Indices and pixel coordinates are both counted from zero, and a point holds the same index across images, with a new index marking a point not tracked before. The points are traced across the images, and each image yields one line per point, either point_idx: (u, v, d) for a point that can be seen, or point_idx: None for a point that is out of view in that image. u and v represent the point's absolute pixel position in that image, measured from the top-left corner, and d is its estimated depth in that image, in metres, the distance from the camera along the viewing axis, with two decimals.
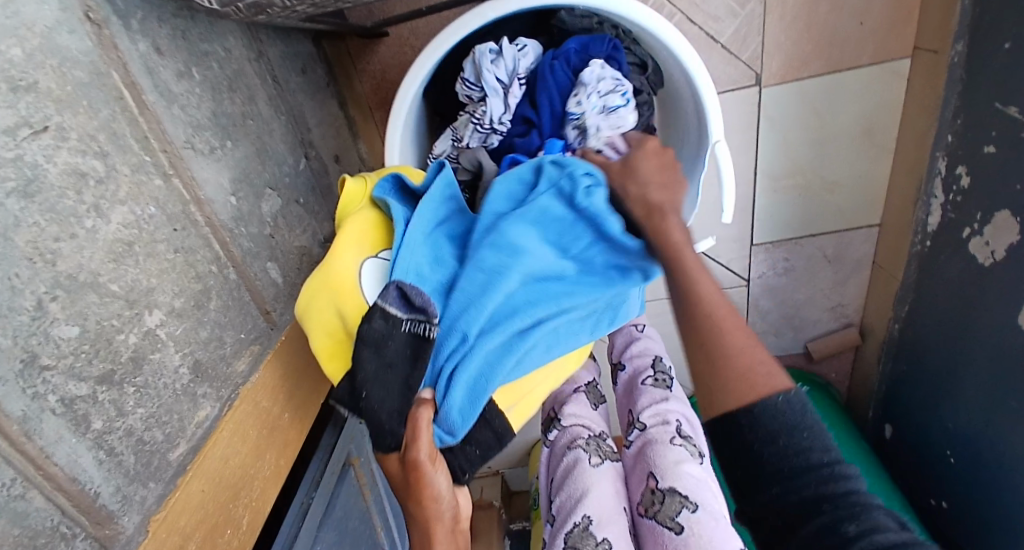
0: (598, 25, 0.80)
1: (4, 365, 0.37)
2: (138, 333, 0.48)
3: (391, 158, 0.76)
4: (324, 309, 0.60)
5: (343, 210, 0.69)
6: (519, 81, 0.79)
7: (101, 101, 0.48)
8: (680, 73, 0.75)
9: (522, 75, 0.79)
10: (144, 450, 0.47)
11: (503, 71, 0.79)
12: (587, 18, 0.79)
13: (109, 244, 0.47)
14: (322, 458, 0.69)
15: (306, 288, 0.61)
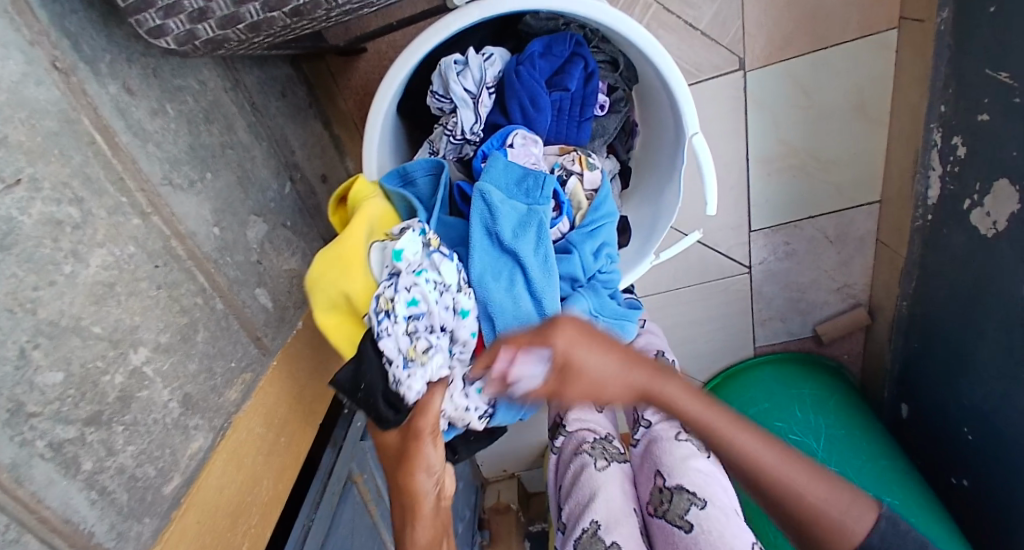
0: (565, 25, 0.81)
1: None
2: (124, 372, 0.49)
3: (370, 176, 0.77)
4: (332, 284, 0.62)
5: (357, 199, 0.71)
6: (487, 89, 0.79)
7: (73, 147, 0.49)
8: (651, 71, 0.75)
9: (490, 84, 0.79)
10: (137, 486, 0.48)
11: (471, 81, 0.78)
12: (552, 20, 0.80)
13: (90, 287, 0.48)
14: (324, 477, 0.70)
15: (317, 259, 0.63)
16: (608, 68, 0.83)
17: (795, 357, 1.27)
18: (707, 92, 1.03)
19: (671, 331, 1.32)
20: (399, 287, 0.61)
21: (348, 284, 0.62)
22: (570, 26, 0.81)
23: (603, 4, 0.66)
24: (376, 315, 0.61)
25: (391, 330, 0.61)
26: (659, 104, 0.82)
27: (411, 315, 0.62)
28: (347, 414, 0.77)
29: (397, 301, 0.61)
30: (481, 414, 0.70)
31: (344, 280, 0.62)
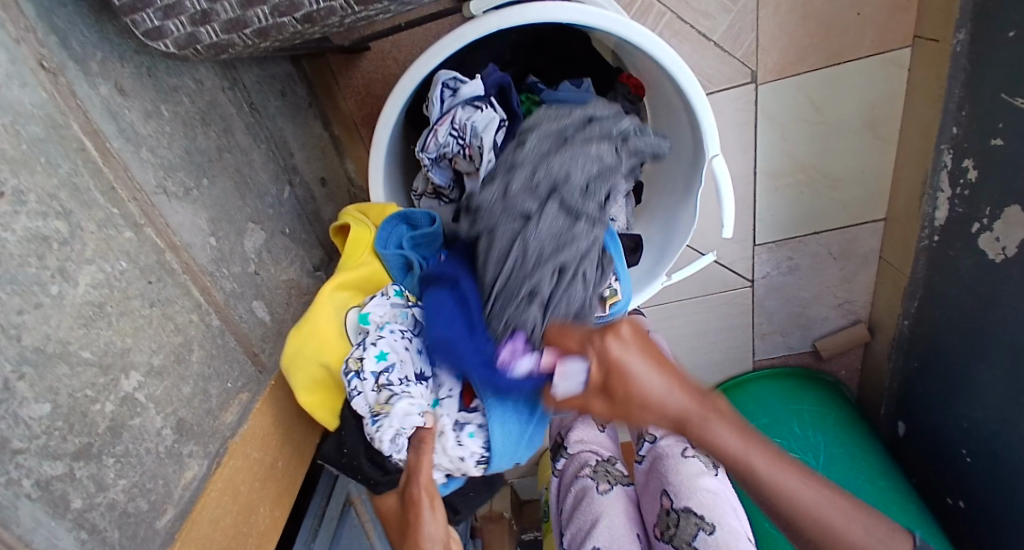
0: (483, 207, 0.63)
1: None
2: (115, 400, 0.46)
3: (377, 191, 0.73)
4: (308, 354, 0.59)
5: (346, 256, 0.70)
6: (446, 128, 0.72)
7: (61, 155, 0.46)
8: (674, 91, 0.73)
9: (451, 124, 0.71)
10: (128, 522, 0.45)
11: (441, 110, 0.72)
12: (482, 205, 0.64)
13: (78, 308, 0.44)
14: (322, 501, 0.66)
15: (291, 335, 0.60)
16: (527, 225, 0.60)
17: (793, 373, 1.26)
18: (719, 104, 1.01)
19: (670, 342, 1.31)
20: (366, 344, 0.59)
21: (323, 338, 0.60)
22: (527, 158, 0.63)
23: (647, 29, 0.64)
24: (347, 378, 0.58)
25: (362, 388, 0.57)
26: (675, 123, 0.80)
27: (383, 369, 0.58)
28: None
29: (365, 356, 0.58)
30: (478, 461, 0.65)
31: (322, 335, 0.60)
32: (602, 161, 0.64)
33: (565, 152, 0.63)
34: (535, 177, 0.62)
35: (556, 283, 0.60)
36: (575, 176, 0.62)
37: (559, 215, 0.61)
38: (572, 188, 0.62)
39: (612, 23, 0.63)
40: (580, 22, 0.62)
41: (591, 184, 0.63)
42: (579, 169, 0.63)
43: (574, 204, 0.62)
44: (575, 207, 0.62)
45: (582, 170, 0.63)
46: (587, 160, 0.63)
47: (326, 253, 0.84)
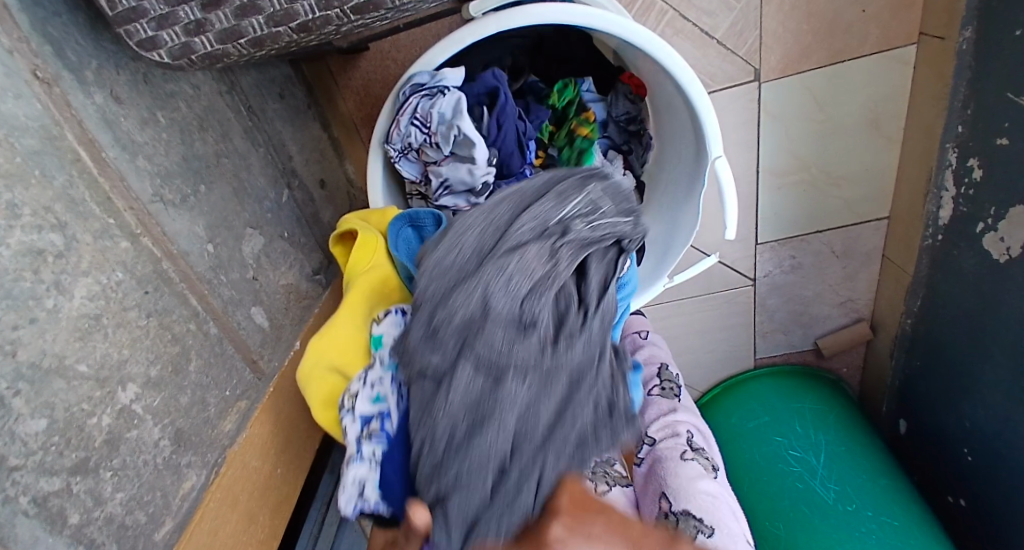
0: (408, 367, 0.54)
1: None
2: (113, 412, 0.46)
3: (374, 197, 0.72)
4: (329, 365, 0.61)
5: (355, 264, 0.68)
6: (409, 118, 0.68)
7: (56, 167, 0.45)
8: (675, 90, 0.72)
9: (414, 114, 0.67)
10: (127, 534, 0.45)
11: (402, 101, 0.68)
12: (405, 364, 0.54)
13: (74, 322, 0.44)
14: (320, 508, 0.68)
15: (313, 345, 0.61)
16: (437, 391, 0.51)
17: (793, 370, 1.26)
18: (721, 103, 1.00)
19: (671, 341, 1.31)
20: (366, 382, 0.58)
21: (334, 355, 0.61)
22: (427, 302, 0.54)
23: (649, 28, 0.63)
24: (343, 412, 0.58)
25: (349, 424, 0.57)
26: (677, 122, 0.79)
27: (374, 413, 0.57)
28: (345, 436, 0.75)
29: (359, 395, 0.57)
30: None
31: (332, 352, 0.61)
32: (525, 277, 0.52)
33: (467, 285, 0.52)
34: (436, 326, 0.52)
35: (499, 451, 0.50)
36: (500, 312, 0.51)
37: (475, 375, 0.50)
38: (490, 325, 0.51)
39: (612, 25, 0.62)
40: (581, 22, 0.61)
41: (520, 309, 0.52)
42: (493, 298, 0.51)
43: (497, 348, 0.50)
44: (500, 350, 0.50)
45: (500, 296, 0.51)
46: (506, 281, 0.51)
47: (325, 256, 0.84)
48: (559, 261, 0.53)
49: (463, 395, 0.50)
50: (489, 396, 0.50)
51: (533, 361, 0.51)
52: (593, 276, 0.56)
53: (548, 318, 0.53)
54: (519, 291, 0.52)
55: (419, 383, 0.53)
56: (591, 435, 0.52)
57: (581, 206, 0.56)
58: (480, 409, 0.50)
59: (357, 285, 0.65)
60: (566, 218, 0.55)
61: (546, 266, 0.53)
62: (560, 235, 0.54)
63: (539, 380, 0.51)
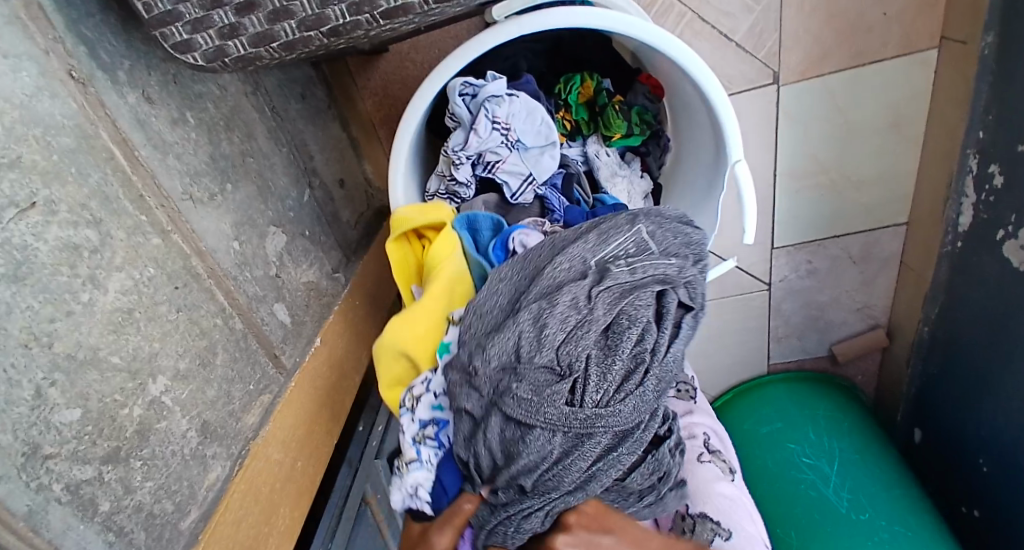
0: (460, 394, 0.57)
1: (6, 462, 0.36)
2: (143, 404, 0.47)
3: (396, 195, 0.73)
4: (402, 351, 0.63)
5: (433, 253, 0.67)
6: (488, 119, 0.72)
7: (90, 166, 0.47)
8: (693, 91, 0.72)
9: (495, 115, 0.72)
10: (155, 524, 0.46)
11: (476, 107, 0.72)
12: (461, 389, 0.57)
13: (108, 316, 0.46)
14: (340, 500, 0.67)
15: (394, 329, 0.62)
16: (479, 431, 0.55)
17: (809, 376, 1.26)
18: (740, 105, 1.00)
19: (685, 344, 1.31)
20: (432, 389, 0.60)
21: (407, 346, 0.62)
22: (467, 349, 0.57)
23: (666, 29, 0.64)
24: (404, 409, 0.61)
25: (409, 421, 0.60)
26: (696, 122, 0.79)
27: (431, 419, 0.60)
28: (361, 431, 0.75)
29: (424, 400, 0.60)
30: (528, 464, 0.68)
31: (406, 342, 0.62)
32: (559, 324, 0.55)
33: (500, 332, 0.55)
34: (476, 373, 0.55)
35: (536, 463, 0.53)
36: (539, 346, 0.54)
37: (511, 409, 0.54)
38: (523, 368, 0.54)
39: (636, 29, 0.63)
40: (597, 24, 0.62)
41: (549, 353, 0.54)
42: (524, 343, 0.54)
43: (526, 388, 0.53)
44: (526, 389, 0.53)
45: (528, 341, 0.54)
46: (541, 318, 0.55)
47: (345, 254, 0.85)
48: (590, 311, 0.56)
49: (502, 433, 0.54)
50: (523, 433, 0.53)
51: (563, 398, 0.54)
52: (633, 323, 0.57)
53: (579, 359, 0.55)
54: (550, 338, 0.54)
55: (460, 422, 0.57)
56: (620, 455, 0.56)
57: (623, 265, 0.59)
58: (515, 443, 0.53)
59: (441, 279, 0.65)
60: (604, 274, 0.58)
61: (578, 314, 0.56)
62: (594, 289, 0.57)
63: (574, 415, 0.53)
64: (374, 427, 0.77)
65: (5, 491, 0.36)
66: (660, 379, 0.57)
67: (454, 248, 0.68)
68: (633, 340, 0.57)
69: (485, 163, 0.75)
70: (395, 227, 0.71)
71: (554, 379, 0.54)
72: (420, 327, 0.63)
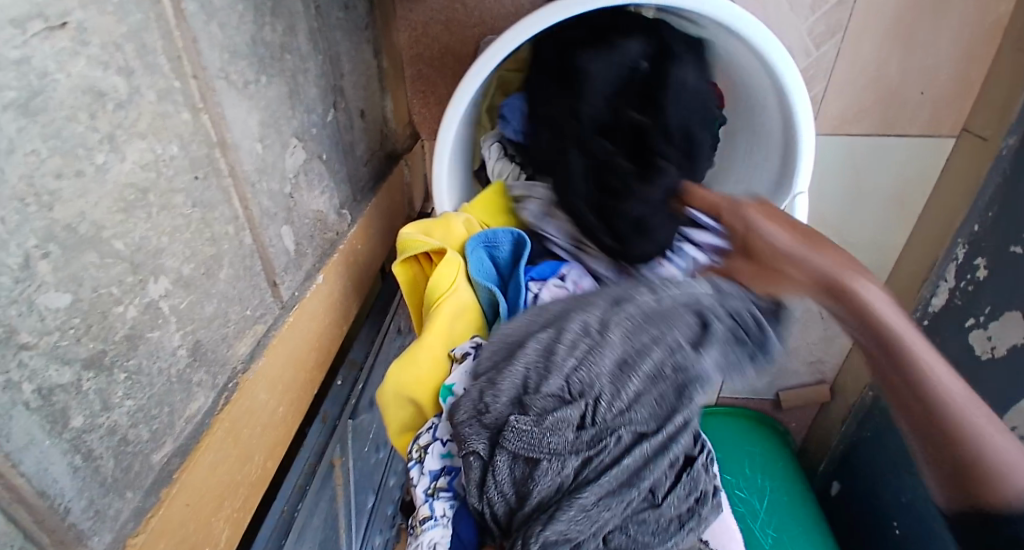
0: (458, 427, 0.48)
1: None
2: (139, 305, 0.38)
3: (443, 142, 0.69)
4: (402, 394, 0.54)
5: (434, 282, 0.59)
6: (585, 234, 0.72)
7: (133, 2, 0.37)
8: (771, 108, 0.71)
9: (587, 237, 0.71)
10: (125, 453, 0.37)
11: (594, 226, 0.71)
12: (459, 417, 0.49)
13: (120, 189, 0.37)
14: (310, 458, 0.59)
15: (390, 372, 0.54)
16: (487, 476, 0.46)
17: (745, 414, 1.25)
18: None
19: None
20: (437, 434, 0.52)
21: (406, 388, 0.54)
22: (475, 386, 0.49)
23: (775, 36, 0.61)
24: (411, 462, 0.52)
25: (417, 478, 0.51)
26: (756, 145, 0.77)
27: (442, 470, 0.51)
28: (339, 387, 0.68)
29: (430, 451, 0.51)
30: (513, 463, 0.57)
31: (403, 382, 0.54)
32: (566, 350, 0.46)
33: (506, 365, 0.48)
34: (486, 410, 0.47)
35: (558, 483, 0.45)
36: (548, 378, 0.46)
37: (516, 442, 0.45)
38: (528, 397, 0.46)
39: (738, 22, 0.60)
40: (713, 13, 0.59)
41: (557, 379, 0.46)
42: (531, 375, 0.47)
43: (527, 417, 0.45)
44: (525, 419, 0.45)
45: (536, 371, 0.47)
46: (538, 348, 0.48)
47: (353, 192, 0.77)
48: (604, 335, 0.47)
49: (512, 472, 0.46)
50: (532, 470, 0.45)
51: (573, 423, 0.44)
52: (661, 343, 0.45)
53: (599, 384, 0.45)
54: (559, 361, 0.46)
55: (470, 470, 0.47)
56: (643, 478, 0.44)
57: (646, 290, 0.51)
58: (525, 482, 0.45)
59: (445, 312, 0.57)
60: (626, 299, 0.50)
61: (591, 338, 0.47)
62: (609, 311, 0.49)
63: (581, 438, 0.44)
64: (353, 386, 0.70)
65: None
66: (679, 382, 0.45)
67: (458, 273, 0.60)
68: (659, 359, 0.45)
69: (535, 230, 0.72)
70: (402, 250, 0.63)
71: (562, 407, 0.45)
72: (420, 365, 0.54)
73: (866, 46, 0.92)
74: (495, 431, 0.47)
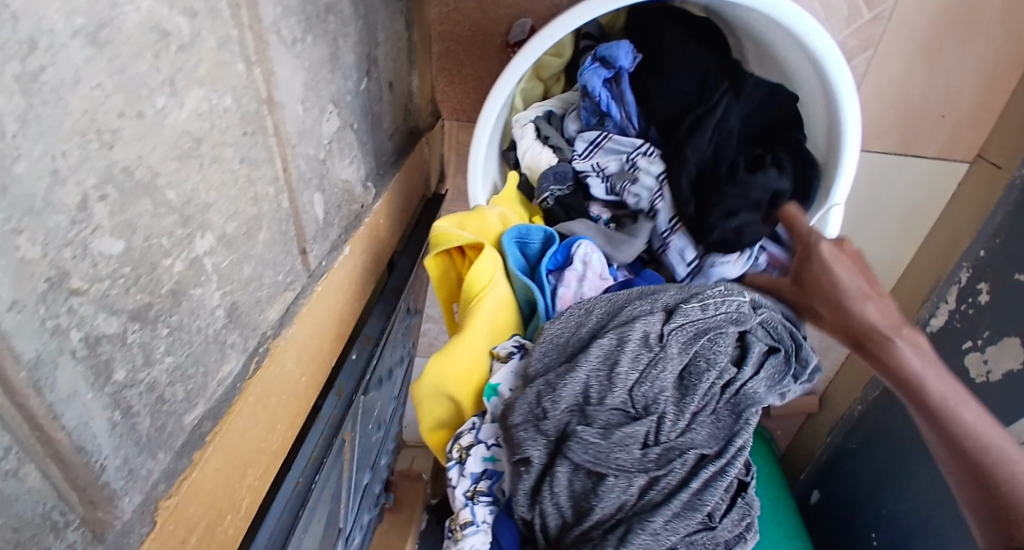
0: (517, 435, 0.48)
1: (27, 285, 0.25)
2: (185, 260, 0.37)
3: (490, 112, 0.69)
4: (441, 394, 0.54)
5: (471, 279, 0.57)
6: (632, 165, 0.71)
7: None
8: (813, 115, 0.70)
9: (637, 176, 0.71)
10: (161, 411, 0.36)
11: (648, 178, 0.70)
12: (523, 423, 0.48)
13: (177, 136, 0.35)
14: (326, 432, 0.57)
15: (430, 373, 0.53)
16: (545, 488, 0.47)
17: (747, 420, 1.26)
18: None
19: None
20: (480, 439, 0.52)
21: (446, 390, 0.53)
22: (531, 389, 0.49)
23: (830, 37, 0.62)
24: (451, 461, 0.53)
25: (457, 478, 0.52)
26: None
27: (484, 473, 0.52)
28: (354, 361, 0.65)
29: (472, 454, 0.51)
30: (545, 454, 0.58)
31: (446, 383, 0.53)
32: (630, 363, 0.48)
33: (567, 372, 0.48)
34: (545, 417, 0.47)
35: (623, 501, 0.46)
36: (612, 392, 0.47)
37: (584, 457, 0.46)
38: (592, 409, 0.47)
39: (791, 17, 0.59)
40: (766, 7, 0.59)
41: (621, 394, 0.47)
42: (594, 383, 0.48)
43: (593, 430, 0.46)
44: (592, 431, 0.46)
45: (598, 381, 0.48)
46: (601, 362, 0.48)
47: (376, 164, 0.75)
48: (665, 348, 0.49)
49: (570, 485, 0.47)
50: (596, 484, 0.46)
51: (638, 439, 0.46)
52: (714, 365, 0.49)
53: (663, 402, 0.47)
54: (622, 376, 0.47)
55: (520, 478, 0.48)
56: (705, 504, 0.46)
57: (690, 300, 0.51)
58: (587, 495, 0.47)
59: (483, 313, 0.55)
60: (674, 311, 0.51)
61: (651, 353, 0.49)
62: (668, 326, 0.50)
63: (647, 457, 0.46)
64: (367, 362, 0.68)
65: (15, 324, 0.25)
66: (732, 403, 0.49)
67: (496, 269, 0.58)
68: (713, 387, 0.48)
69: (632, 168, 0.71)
70: (435, 242, 0.61)
71: (626, 421, 0.47)
72: (462, 365, 0.53)
73: (893, 64, 0.93)
74: (559, 438, 0.48)
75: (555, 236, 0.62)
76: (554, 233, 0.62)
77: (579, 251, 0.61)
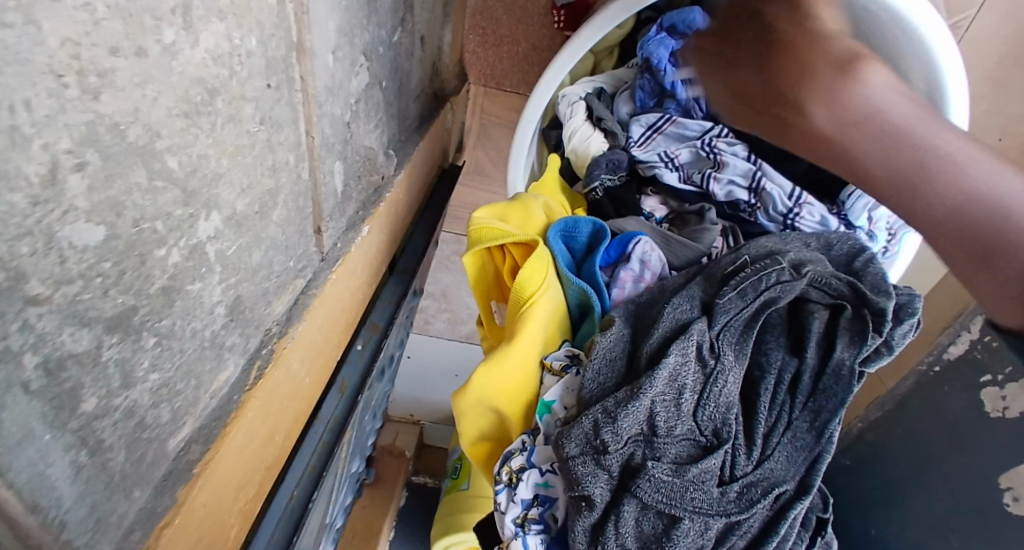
0: (576, 469, 0.43)
1: None
2: (184, 248, 0.28)
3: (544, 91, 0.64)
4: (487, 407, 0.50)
5: (522, 281, 0.52)
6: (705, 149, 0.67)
7: None
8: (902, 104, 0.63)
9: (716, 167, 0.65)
10: (140, 440, 0.28)
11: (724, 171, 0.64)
12: (583, 459, 0.43)
13: (187, 86, 0.26)
14: (323, 435, 0.50)
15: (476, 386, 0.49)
16: (610, 529, 0.42)
17: None
18: None
19: None
20: (532, 463, 0.47)
21: (493, 403, 0.50)
22: (587, 417, 0.43)
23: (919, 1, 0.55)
24: (498, 486, 0.48)
25: (505, 504, 0.47)
26: None
27: (535, 500, 0.46)
28: (359, 352, 0.58)
29: (523, 479, 0.46)
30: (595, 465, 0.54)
31: (495, 398, 0.50)
32: (692, 382, 0.45)
33: (626, 399, 0.43)
34: (607, 452, 0.42)
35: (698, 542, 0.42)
36: (677, 420, 0.43)
37: (656, 496, 0.41)
38: (661, 442, 0.43)
39: None
40: None
41: (687, 422, 0.44)
42: (660, 411, 0.43)
43: (665, 466, 0.42)
44: (664, 468, 0.42)
45: (664, 408, 0.43)
46: (667, 387, 0.44)
47: (400, 129, 0.65)
48: (721, 359, 0.46)
49: (638, 526, 0.42)
50: (670, 527, 0.42)
51: (714, 474, 0.43)
52: (768, 369, 0.48)
53: (731, 424, 0.44)
54: (686, 401, 0.44)
55: (580, 515, 0.43)
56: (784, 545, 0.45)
57: (727, 291, 0.49)
58: (660, 539, 0.42)
59: (535, 320, 0.51)
60: (713, 308, 0.49)
61: (706, 369, 0.46)
62: (715, 333, 0.47)
63: (727, 495, 0.42)
64: (374, 353, 0.60)
65: None
66: (809, 413, 0.46)
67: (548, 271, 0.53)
68: (778, 397, 0.47)
69: (715, 154, 0.66)
70: (478, 238, 0.56)
71: (699, 454, 0.43)
72: (511, 380, 0.50)
73: None
74: (625, 470, 0.43)
75: (607, 232, 0.57)
76: (604, 228, 0.57)
77: (636, 251, 0.56)
